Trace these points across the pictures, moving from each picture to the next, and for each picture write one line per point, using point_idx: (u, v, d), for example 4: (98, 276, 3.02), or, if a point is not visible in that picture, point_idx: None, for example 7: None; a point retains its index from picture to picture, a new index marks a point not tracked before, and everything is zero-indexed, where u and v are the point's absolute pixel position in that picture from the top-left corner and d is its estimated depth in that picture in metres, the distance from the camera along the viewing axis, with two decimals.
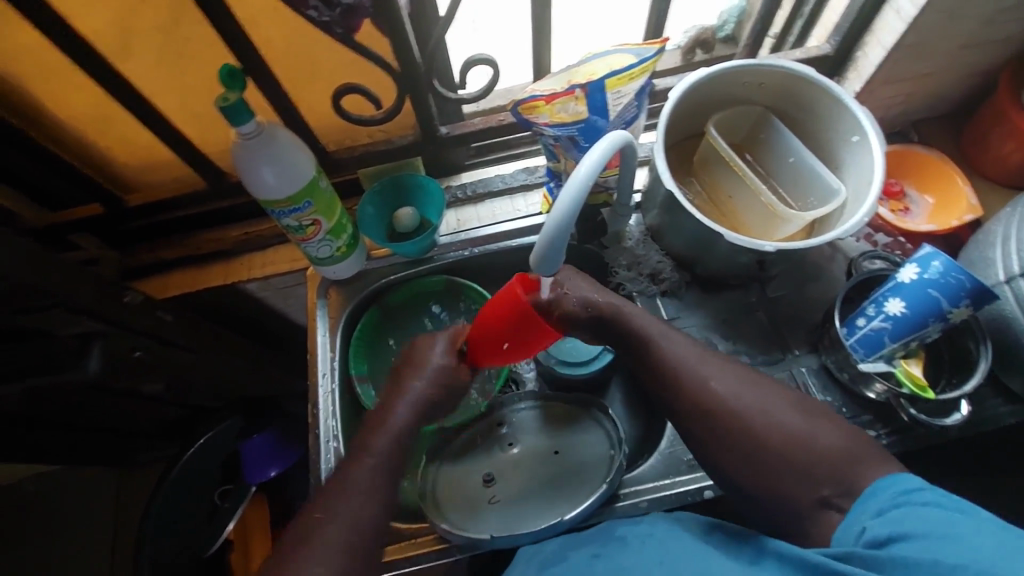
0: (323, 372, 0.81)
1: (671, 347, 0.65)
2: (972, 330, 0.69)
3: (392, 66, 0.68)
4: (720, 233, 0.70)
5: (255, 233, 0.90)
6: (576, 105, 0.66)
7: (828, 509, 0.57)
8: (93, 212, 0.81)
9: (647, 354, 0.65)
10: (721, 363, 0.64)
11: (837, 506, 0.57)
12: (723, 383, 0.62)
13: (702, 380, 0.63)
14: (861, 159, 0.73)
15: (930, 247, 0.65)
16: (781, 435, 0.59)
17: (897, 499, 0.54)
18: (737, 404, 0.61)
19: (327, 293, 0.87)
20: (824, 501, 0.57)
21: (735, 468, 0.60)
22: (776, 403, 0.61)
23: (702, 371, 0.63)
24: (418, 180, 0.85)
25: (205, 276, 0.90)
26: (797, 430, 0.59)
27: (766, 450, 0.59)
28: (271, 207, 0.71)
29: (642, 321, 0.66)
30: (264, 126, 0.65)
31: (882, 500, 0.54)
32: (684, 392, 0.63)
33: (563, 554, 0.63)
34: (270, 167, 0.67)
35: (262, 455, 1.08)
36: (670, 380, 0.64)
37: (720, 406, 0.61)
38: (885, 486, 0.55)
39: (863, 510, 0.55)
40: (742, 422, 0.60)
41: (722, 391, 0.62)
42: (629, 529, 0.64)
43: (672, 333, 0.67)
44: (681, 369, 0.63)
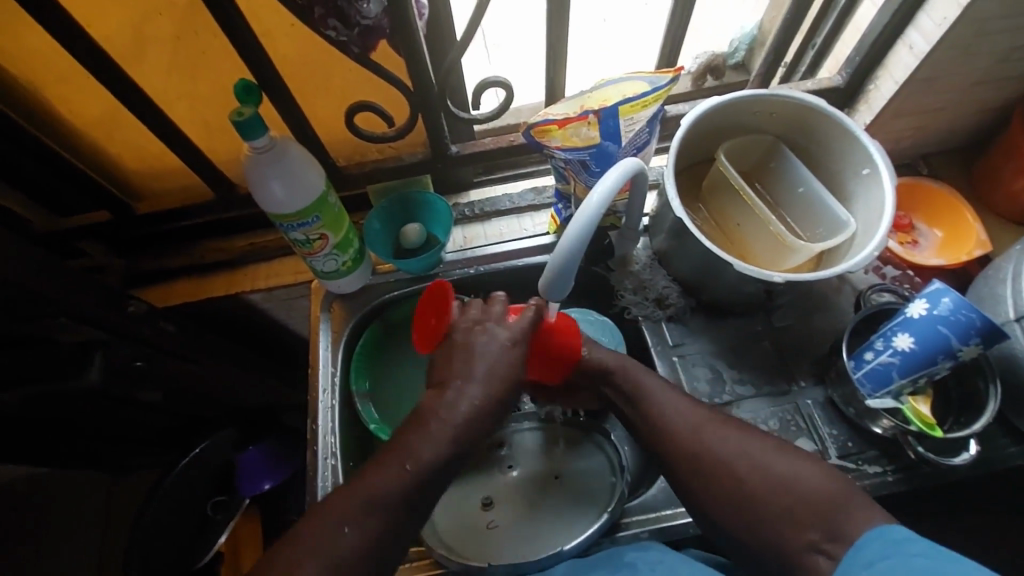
0: (323, 387, 0.80)
1: (652, 395, 0.65)
2: (979, 367, 0.68)
3: (407, 86, 0.68)
4: (728, 262, 0.69)
5: (262, 243, 0.90)
6: (588, 130, 0.66)
7: (816, 553, 0.55)
8: (101, 218, 0.81)
9: (630, 402, 0.65)
10: (705, 409, 0.64)
11: (827, 551, 0.55)
12: (704, 430, 0.62)
13: (685, 425, 0.62)
14: (871, 192, 0.73)
15: (941, 283, 0.65)
16: (765, 479, 0.58)
17: (890, 544, 0.51)
18: (718, 450, 0.60)
19: (331, 307, 0.86)
20: (813, 545, 0.55)
21: (719, 514, 0.59)
22: (759, 449, 0.60)
23: (685, 417, 0.63)
24: (426, 198, 0.86)
25: (207, 285, 0.89)
26: (779, 475, 0.58)
27: (749, 494, 0.58)
28: (280, 221, 0.71)
29: (626, 370, 0.67)
30: (276, 140, 0.65)
31: (876, 549, 0.51)
32: (664, 436, 0.62)
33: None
34: (281, 181, 0.67)
35: (257, 467, 1.05)
36: (654, 430, 0.63)
37: (703, 452, 0.60)
38: (878, 539, 0.52)
39: (856, 561, 0.52)
40: (722, 469, 0.60)
41: (706, 437, 0.61)
42: (639, 556, 0.64)
43: (652, 379, 0.66)
44: (662, 420, 0.63)
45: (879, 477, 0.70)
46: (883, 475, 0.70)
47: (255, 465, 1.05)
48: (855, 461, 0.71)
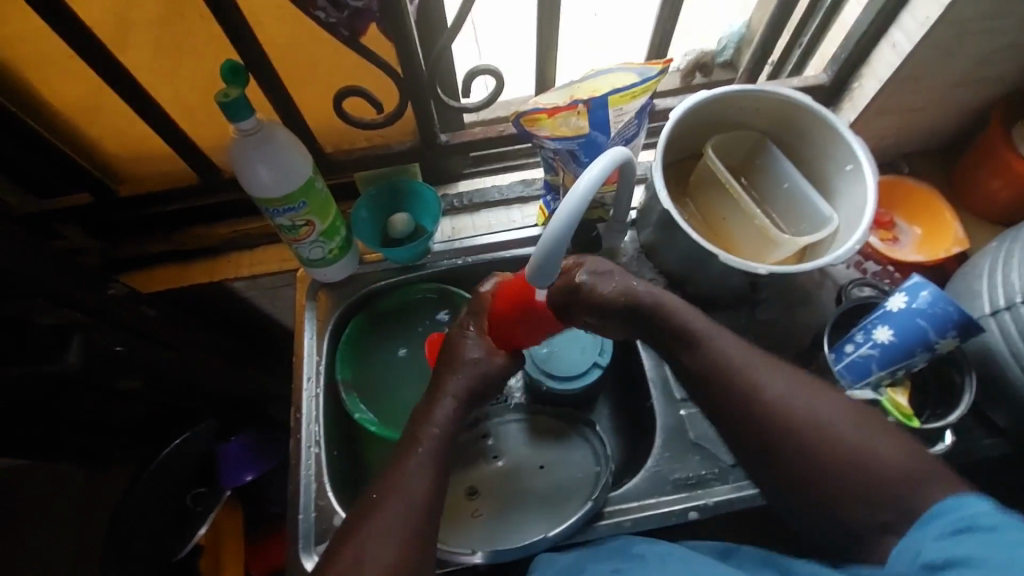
0: (308, 375, 0.80)
1: (718, 348, 0.62)
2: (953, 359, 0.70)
3: (396, 71, 0.68)
4: (715, 253, 0.70)
5: (246, 231, 0.89)
6: (578, 120, 0.66)
7: (886, 533, 0.54)
8: (85, 200, 0.79)
9: (704, 350, 0.63)
10: (783, 369, 0.62)
11: (897, 531, 0.54)
12: (777, 391, 0.60)
13: (761, 385, 0.60)
14: (854, 188, 0.74)
15: (919, 277, 0.67)
16: (841, 451, 0.57)
17: (965, 523, 0.50)
18: (791, 413, 0.59)
19: (316, 296, 0.85)
20: (884, 525, 0.54)
21: (773, 467, 0.59)
22: (837, 416, 0.58)
23: (762, 376, 0.61)
24: (414, 187, 0.86)
25: (191, 272, 0.88)
26: (852, 443, 0.57)
27: (824, 465, 0.57)
28: (265, 205, 0.70)
29: (690, 322, 0.64)
30: (263, 123, 0.64)
31: (947, 520, 0.52)
32: (737, 395, 0.60)
33: (581, 565, 0.63)
34: (267, 165, 0.66)
35: (238, 460, 1.02)
36: (725, 381, 0.61)
37: (776, 414, 0.59)
38: (948, 510, 0.52)
39: (926, 533, 0.52)
40: (794, 430, 0.58)
41: (775, 397, 0.59)
42: (646, 547, 0.64)
43: (721, 332, 0.64)
44: (735, 375, 0.61)
45: None
46: None
47: (237, 457, 1.02)
48: None
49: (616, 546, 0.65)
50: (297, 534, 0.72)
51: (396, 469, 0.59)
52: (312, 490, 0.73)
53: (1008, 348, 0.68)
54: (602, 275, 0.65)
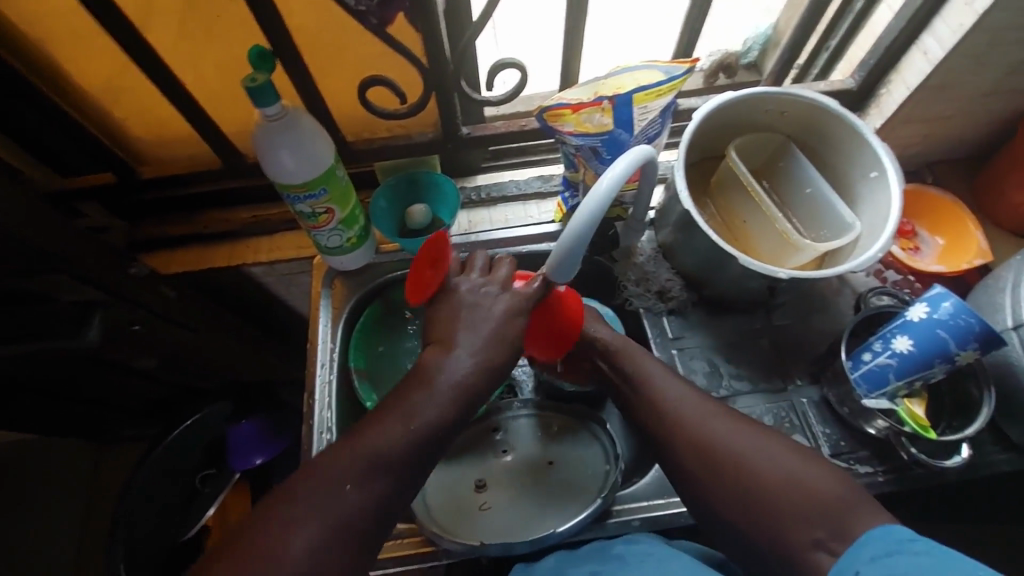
0: (322, 362, 0.80)
1: (657, 384, 0.63)
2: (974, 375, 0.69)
3: (422, 62, 0.68)
4: (733, 256, 0.69)
5: (266, 217, 0.90)
6: (602, 117, 0.66)
7: (820, 551, 0.51)
8: (103, 180, 0.80)
9: (639, 380, 0.64)
10: (715, 404, 0.61)
11: (831, 550, 0.51)
12: (707, 418, 0.59)
13: (696, 417, 0.60)
14: (877, 195, 0.73)
15: (941, 288, 0.66)
16: (776, 476, 0.55)
17: (889, 549, 0.48)
18: (718, 440, 0.58)
19: (333, 283, 0.86)
20: (818, 543, 0.52)
21: (706, 499, 0.57)
22: (770, 445, 0.57)
23: (697, 409, 0.60)
24: (433, 178, 0.86)
25: (210, 255, 0.89)
26: (783, 467, 0.55)
27: (757, 491, 0.54)
28: (286, 191, 0.70)
29: (631, 355, 0.66)
30: (288, 110, 0.64)
31: (876, 548, 0.49)
32: (672, 429, 0.60)
33: (561, 570, 0.63)
34: (289, 152, 0.66)
35: (247, 445, 1.03)
36: (656, 411, 0.62)
37: (709, 444, 0.58)
38: (876, 539, 0.49)
39: (858, 554, 0.49)
40: (725, 456, 0.57)
41: (708, 424, 0.59)
42: (626, 547, 0.63)
43: (663, 373, 0.64)
44: (663, 404, 0.61)
45: (870, 477, 0.71)
46: (875, 476, 0.70)
47: (246, 441, 1.02)
48: (846, 460, 0.71)
49: (598, 547, 0.65)
50: None
51: (357, 437, 0.52)
52: None
53: None
54: (596, 324, 0.69)
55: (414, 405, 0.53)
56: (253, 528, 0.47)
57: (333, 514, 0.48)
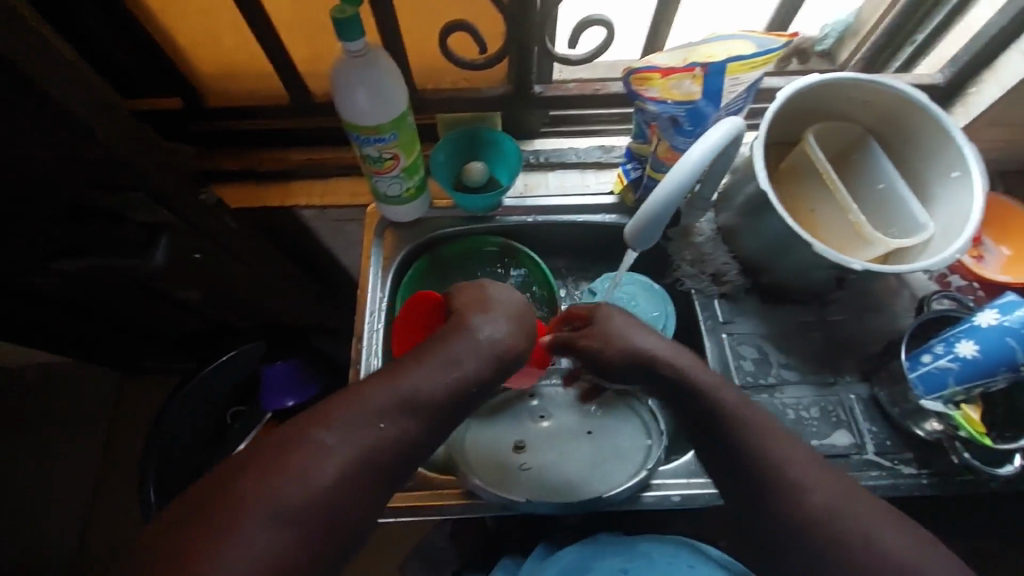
0: (371, 309, 0.81)
1: (757, 443, 0.58)
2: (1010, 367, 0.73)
3: (510, 12, 0.66)
4: (807, 242, 0.67)
5: (321, 159, 0.88)
6: (691, 84, 0.63)
7: None
8: (173, 104, 0.79)
9: (752, 432, 0.59)
10: (825, 468, 0.58)
11: None
12: (814, 485, 0.56)
13: (800, 487, 0.56)
14: (956, 196, 0.71)
15: (1014, 296, 0.65)
16: (892, 569, 0.52)
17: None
18: (829, 513, 0.54)
19: (384, 232, 0.86)
20: None
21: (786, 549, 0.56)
22: (880, 525, 0.54)
23: (801, 476, 0.56)
24: (493, 136, 0.84)
25: (263, 193, 0.88)
26: (883, 536, 0.53)
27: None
28: (356, 132, 0.69)
29: (725, 405, 0.61)
30: (371, 47, 0.63)
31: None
32: (772, 494, 0.56)
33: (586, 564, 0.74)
34: (366, 91, 0.65)
35: (279, 384, 1.02)
36: (754, 465, 0.58)
37: (813, 518, 0.54)
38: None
39: None
40: (819, 524, 0.54)
41: (809, 494, 0.55)
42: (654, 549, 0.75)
43: (767, 428, 0.59)
44: (771, 460, 0.57)
45: (914, 479, 0.71)
46: (918, 477, 0.70)
47: (279, 381, 1.01)
48: (891, 460, 0.71)
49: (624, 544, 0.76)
50: None
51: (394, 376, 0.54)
52: None
53: None
54: (608, 332, 0.66)
55: (451, 353, 0.57)
56: (265, 457, 0.47)
57: (322, 467, 0.48)
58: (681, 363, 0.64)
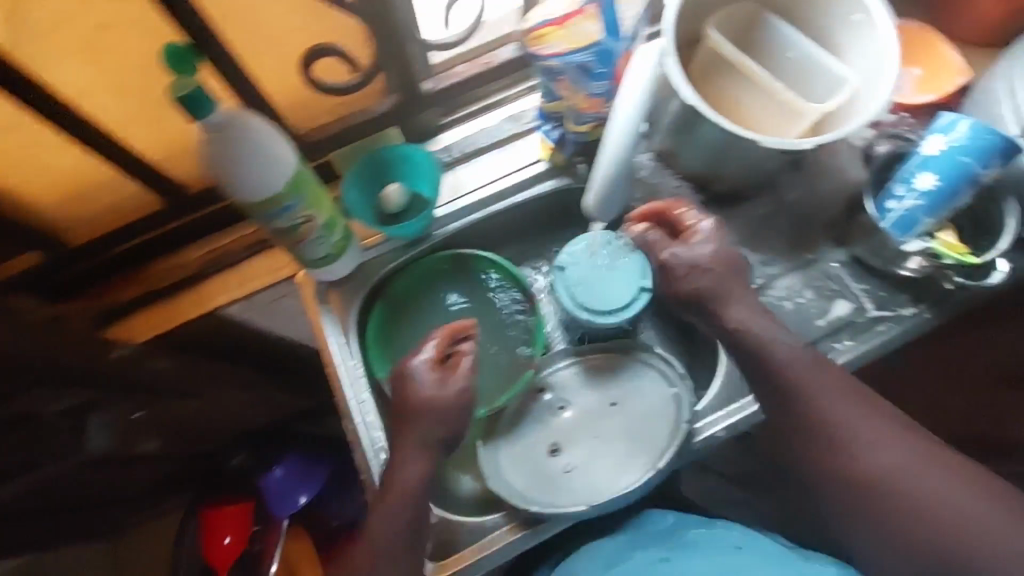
0: (348, 382, 0.73)
1: (824, 382, 0.64)
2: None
3: None
4: (752, 140, 0.65)
5: (221, 247, 0.79)
6: (589, 24, 0.65)
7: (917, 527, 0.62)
8: (34, 262, 0.70)
9: (810, 425, 0.64)
10: (834, 382, 0.65)
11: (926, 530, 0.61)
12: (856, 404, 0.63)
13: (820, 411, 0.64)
14: (863, 38, 0.69)
15: (950, 113, 0.66)
16: (874, 469, 0.62)
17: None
18: (837, 425, 0.63)
19: (327, 296, 0.77)
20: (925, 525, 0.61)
21: (840, 509, 0.64)
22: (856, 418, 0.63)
23: (818, 398, 0.64)
24: (397, 152, 0.78)
25: (178, 307, 0.78)
26: (934, 500, 0.61)
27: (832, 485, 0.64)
28: (257, 210, 0.59)
29: (775, 359, 0.65)
30: (234, 113, 0.54)
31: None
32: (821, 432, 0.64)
33: (625, 554, 0.71)
34: (249, 163, 0.56)
35: (286, 488, 0.95)
36: (813, 461, 0.65)
37: (836, 438, 0.63)
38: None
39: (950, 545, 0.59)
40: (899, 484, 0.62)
41: (820, 405, 0.64)
42: (703, 532, 0.72)
43: (814, 364, 0.65)
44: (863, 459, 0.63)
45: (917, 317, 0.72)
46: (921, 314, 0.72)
47: (284, 486, 0.95)
48: (891, 309, 0.73)
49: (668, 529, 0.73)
50: None
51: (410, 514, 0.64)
52: (393, 495, 0.69)
53: None
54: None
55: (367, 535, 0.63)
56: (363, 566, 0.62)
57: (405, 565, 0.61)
58: (808, 378, 0.64)
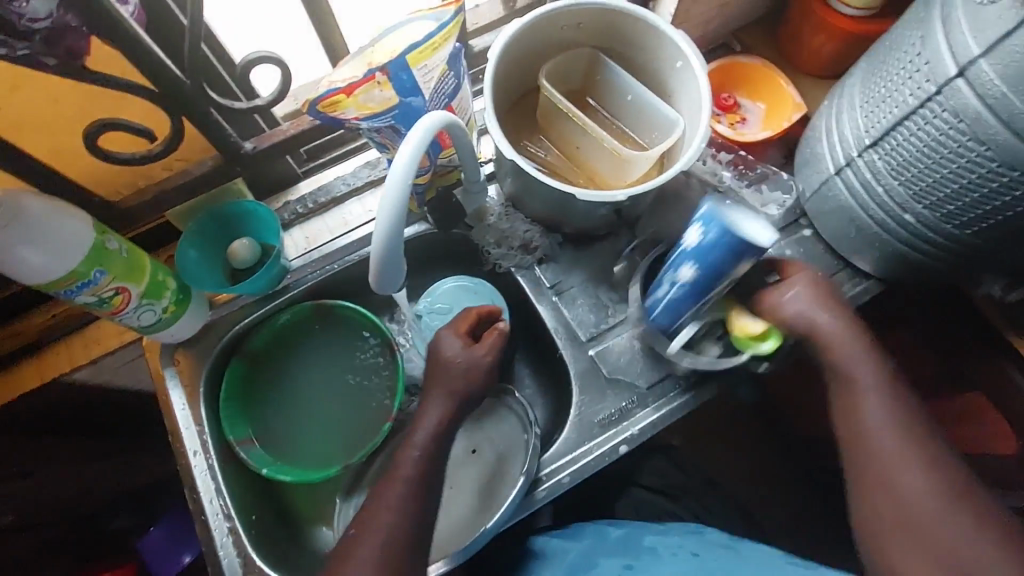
0: (193, 449, 0.71)
1: (864, 386, 0.61)
2: (797, 221, 0.82)
3: (148, 89, 0.55)
4: (572, 193, 0.68)
5: (59, 314, 0.74)
6: (382, 91, 0.57)
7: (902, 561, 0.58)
8: None
9: (847, 425, 0.62)
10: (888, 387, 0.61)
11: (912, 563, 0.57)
12: (876, 417, 0.61)
13: (868, 421, 0.61)
14: (688, 84, 0.72)
15: (709, 203, 0.59)
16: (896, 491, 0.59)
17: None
18: (882, 435, 0.60)
19: (175, 358, 0.75)
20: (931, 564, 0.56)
21: (873, 517, 0.60)
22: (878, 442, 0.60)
23: (863, 402, 0.61)
24: (242, 207, 0.74)
25: (18, 377, 0.75)
26: (930, 508, 0.57)
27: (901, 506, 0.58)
28: (54, 289, 0.58)
29: (838, 356, 0.63)
30: (0, 198, 0.52)
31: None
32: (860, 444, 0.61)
33: (594, 560, 0.67)
34: (35, 245, 0.54)
35: (165, 549, 0.91)
36: (879, 475, 0.60)
37: (878, 447, 0.60)
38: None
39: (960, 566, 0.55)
40: (890, 481, 0.59)
41: (864, 416, 0.61)
42: (656, 541, 0.68)
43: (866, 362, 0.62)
44: (873, 442, 0.60)
45: None
46: None
47: (162, 545, 0.91)
48: None
49: (626, 537, 0.70)
50: None
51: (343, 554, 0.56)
52: (236, 569, 0.67)
53: (856, 201, 0.71)
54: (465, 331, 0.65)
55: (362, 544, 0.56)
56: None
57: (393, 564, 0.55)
58: (838, 346, 0.62)
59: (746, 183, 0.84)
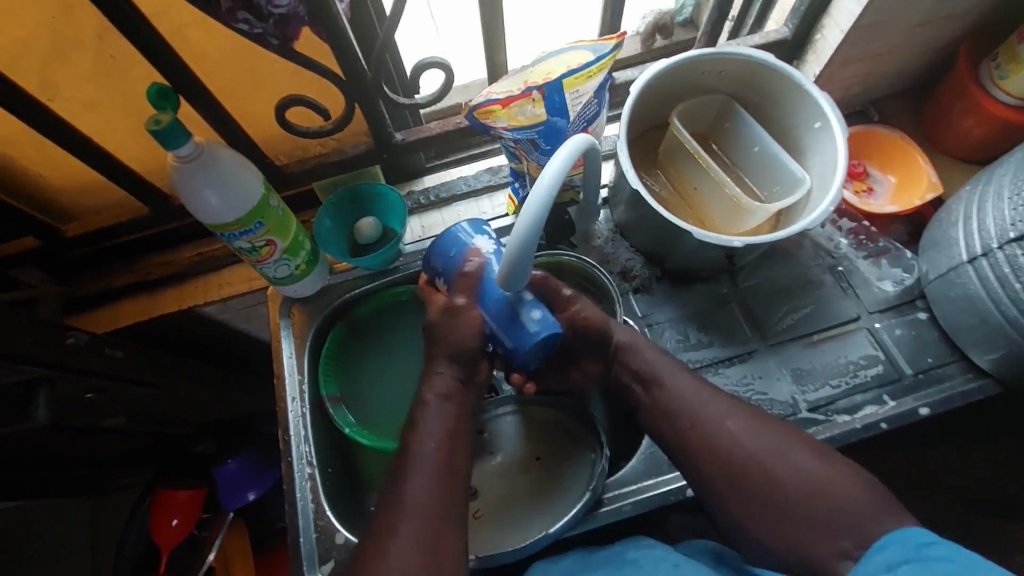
0: (292, 396, 0.78)
1: (679, 393, 0.66)
2: (913, 302, 0.79)
3: (337, 75, 0.63)
4: (686, 230, 0.69)
5: (207, 253, 0.86)
6: (534, 108, 0.62)
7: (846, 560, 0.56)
8: (29, 245, 0.76)
9: (690, 438, 0.63)
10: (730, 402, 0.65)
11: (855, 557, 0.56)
12: (726, 416, 0.63)
13: (717, 420, 0.63)
14: (824, 145, 0.72)
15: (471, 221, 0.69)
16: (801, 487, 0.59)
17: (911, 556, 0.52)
18: (739, 437, 0.62)
19: (291, 311, 0.83)
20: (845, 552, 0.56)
21: (756, 522, 0.60)
22: (789, 448, 0.61)
23: (714, 413, 0.64)
24: (375, 189, 0.82)
25: (158, 301, 0.84)
26: (820, 477, 0.59)
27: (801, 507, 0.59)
28: (220, 231, 0.66)
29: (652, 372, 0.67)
30: (203, 147, 0.60)
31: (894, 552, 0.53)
32: (710, 450, 0.62)
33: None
34: (216, 191, 0.63)
35: (238, 481, 1.00)
36: (750, 471, 0.61)
37: (734, 445, 0.62)
38: (898, 542, 0.54)
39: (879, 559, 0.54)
40: (767, 471, 0.60)
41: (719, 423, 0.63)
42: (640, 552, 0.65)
43: (674, 376, 0.67)
44: (734, 448, 0.62)
45: (849, 425, 0.73)
46: (853, 423, 0.73)
47: (235, 478, 1.00)
48: (826, 413, 0.74)
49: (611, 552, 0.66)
50: (300, 556, 0.72)
51: None
52: (309, 510, 0.73)
53: (987, 294, 0.67)
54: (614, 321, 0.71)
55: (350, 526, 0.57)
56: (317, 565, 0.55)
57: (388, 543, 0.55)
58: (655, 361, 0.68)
59: (863, 253, 0.82)
